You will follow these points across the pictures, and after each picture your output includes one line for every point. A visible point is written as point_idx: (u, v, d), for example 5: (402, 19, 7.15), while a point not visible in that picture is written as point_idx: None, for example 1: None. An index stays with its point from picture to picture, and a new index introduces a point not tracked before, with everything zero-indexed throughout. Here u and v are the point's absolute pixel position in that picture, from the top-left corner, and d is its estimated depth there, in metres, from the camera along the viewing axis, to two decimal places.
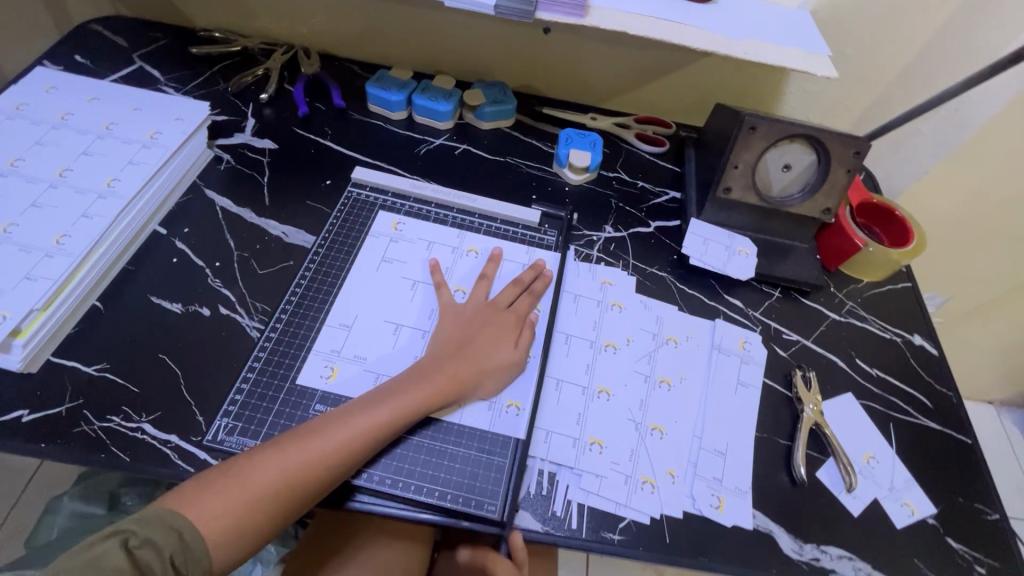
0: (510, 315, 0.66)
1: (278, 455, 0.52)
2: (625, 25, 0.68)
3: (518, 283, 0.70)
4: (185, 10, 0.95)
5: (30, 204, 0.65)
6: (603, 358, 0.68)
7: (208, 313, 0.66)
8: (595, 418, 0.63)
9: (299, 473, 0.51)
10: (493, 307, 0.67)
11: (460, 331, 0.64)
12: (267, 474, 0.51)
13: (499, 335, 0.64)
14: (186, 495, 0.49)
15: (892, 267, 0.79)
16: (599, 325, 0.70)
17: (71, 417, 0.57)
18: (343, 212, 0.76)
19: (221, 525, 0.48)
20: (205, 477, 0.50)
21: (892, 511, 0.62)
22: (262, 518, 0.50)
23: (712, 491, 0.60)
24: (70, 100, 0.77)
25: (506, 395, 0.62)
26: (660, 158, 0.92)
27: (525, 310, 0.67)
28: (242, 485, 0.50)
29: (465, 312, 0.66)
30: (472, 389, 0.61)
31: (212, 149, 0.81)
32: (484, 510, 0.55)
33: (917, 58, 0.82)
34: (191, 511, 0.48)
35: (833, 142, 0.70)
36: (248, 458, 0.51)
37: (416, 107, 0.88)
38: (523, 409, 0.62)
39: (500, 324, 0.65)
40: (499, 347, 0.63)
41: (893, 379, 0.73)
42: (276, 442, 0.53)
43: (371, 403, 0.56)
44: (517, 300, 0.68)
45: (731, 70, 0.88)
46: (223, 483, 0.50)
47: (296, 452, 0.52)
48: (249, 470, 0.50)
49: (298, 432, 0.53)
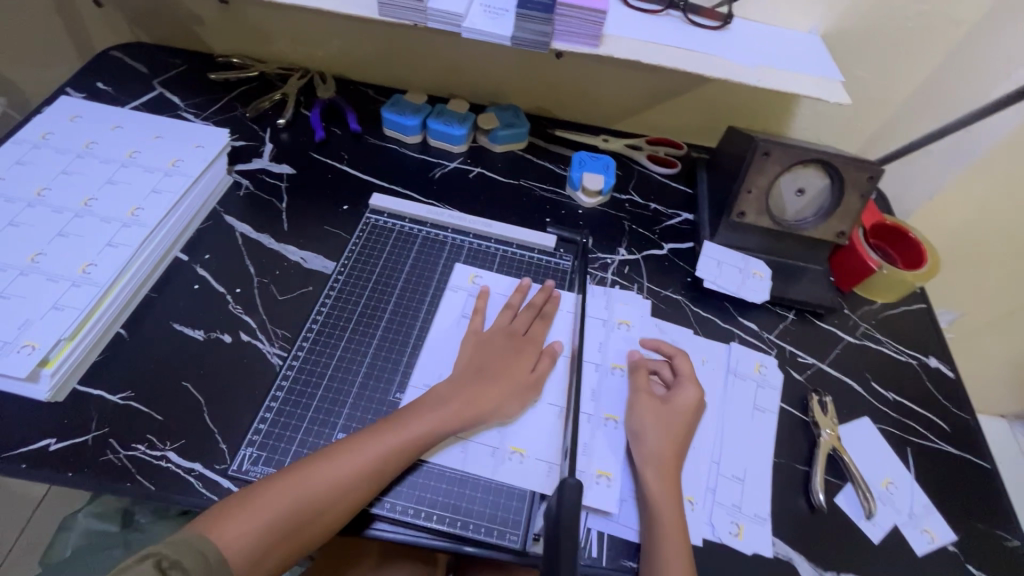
0: (528, 342, 0.67)
1: (298, 477, 0.52)
2: (639, 54, 0.69)
3: (531, 307, 0.70)
4: (204, 37, 0.97)
5: (56, 234, 0.66)
6: (615, 382, 0.68)
7: (230, 340, 0.67)
8: (605, 446, 0.63)
9: (318, 495, 0.52)
10: (510, 333, 0.67)
11: (478, 363, 0.64)
12: (288, 496, 0.51)
13: (517, 363, 0.65)
14: (210, 518, 0.49)
15: (906, 289, 0.79)
16: (607, 348, 0.71)
17: (97, 445, 0.57)
18: (363, 237, 0.77)
19: (242, 548, 0.48)
20: (228, 501, 0.51)
21: (911, 538, 0.62)
22: (282, 542, 0.50)
23: (732, 518, 0.60)
24: (94, 128, 0.78)
25: (508, 442, 0.61)
26: (672, 179, 0.93)
27: (541, 336, 0.68)
28: (264, 508, 0.50)
29: (484, 337, 0.67)
30: (491, 414, 0.61)
31: (231, 175, 0.83)
32: (506, 540, 0.56)
33: (928, 81, 0.83)
34: (213, 534, 0.48)
35: (845, 167, 0.71)
36: (270, 482, 0.52)
37: (431, 131, 0.89)
38: (527, 456, 0.61)
39: (522, 353, 0.66)
40: (518, 372, 0.64)
41: (909, 402, 0.73)
42: (295, 467, 0.54)
43: (387, 426, 0.57)
44: (532, 325, 0.69)
45: (742, 93, 0.89)
46: (245, 505, 0.50)
47: (315, 474, 0.53)
48: (270, 492, 0.51)
49: (317, 456, 0.54)
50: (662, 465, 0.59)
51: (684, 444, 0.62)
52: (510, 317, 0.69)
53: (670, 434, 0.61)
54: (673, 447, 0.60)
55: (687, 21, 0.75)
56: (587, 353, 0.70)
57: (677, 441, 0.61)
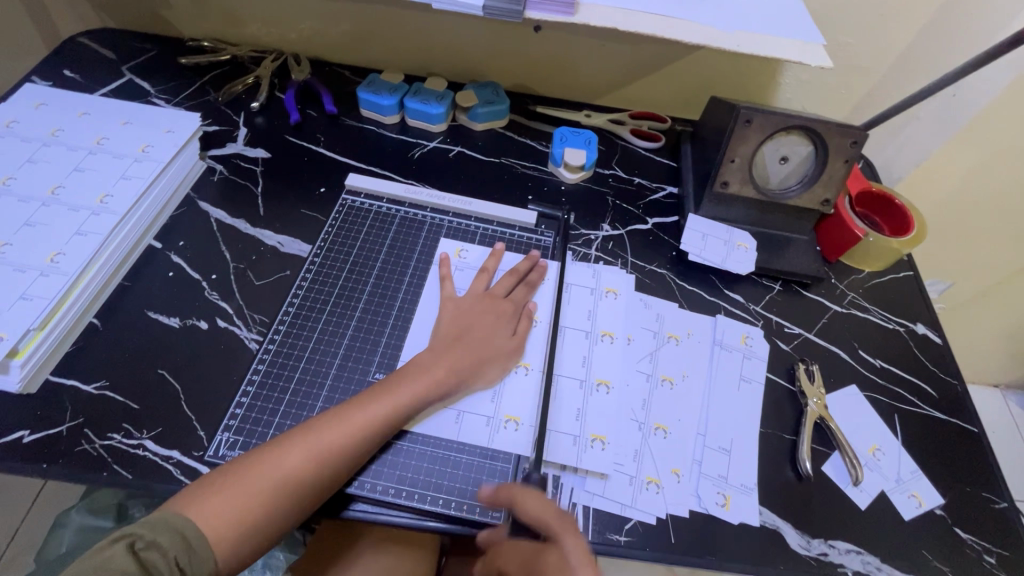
0: (508, 304, 0.66)
1: (280, 452, 0.51)
2: (616, 22, 0.67)
3: (514, 272, 0.70)
4: (172, 20, 0.94)
5: (23, 223, 0.65)
6: (601, 351, 0.67)
7: (206, 326, 0.65)
8: (595, 415, 0.63)
9: (302, 470, 0.51)
10: (489, 296, 0.66)
11: (458, 325, 0.63)
12: (270, 472, 0.50)
13: (497, 326, 0.64)
14: (190, 497, 0.48)
15: (893, 257, 0.78)
16: (596, 316, 0.70)
17: (72, 436, 0.56)
18: (339, 219, 0.75)
19: (225, 524, 0.47)
20: (206, 480, 0.50)
21: (900, 503, 0.62)
22: (266, 517, 0.49)
23: (718, 489, 0.60)
24: (60, 116, 0.76)
25: (504, 410, 0.61)
26: (656, 153, 0.91)
27: (521, 299, 0.68)
28: (247, 483, 0.49)
29: (463, 303, 0.66)
30: (472, 380, 0.61)
31: (205, 161, 0.81)
32: (488, 517, 0.55)
33: (911, 45, 0.81)
34: (195, 512, 0.47)
35: (829, 133, 0.70)
36: (251, 458, 0.51)
37: (409, 110, 0.87)
38: (522, 424, 0.60)
39: (499, 313, 0.65)
40: (500, 337, 0.64)
41: (897, 369, 0.72)
42: (276, 442, 0.53)
43: (369, 396, 0.56)
44: (513, 290, 0.68)
45: (724, 62, 0.87)
46: (225, 483, 0.49)
47: (298, 447, 0.52)
48: (253, 469, 0.50)
49: (298, 432, 0.53)
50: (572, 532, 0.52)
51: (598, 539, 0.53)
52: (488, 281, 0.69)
53: None
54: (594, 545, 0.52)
55: None
56: (570, 320, 0.70)
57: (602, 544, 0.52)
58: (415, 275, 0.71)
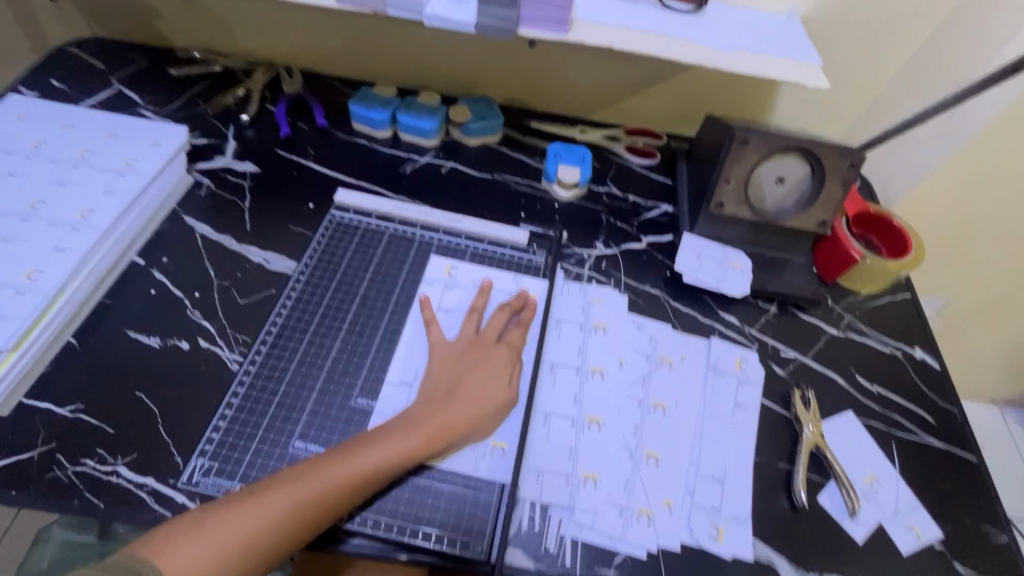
0: (502, 348, 0.63)
1: (257, 500, 0.49)
2: (610, 41, 0.66)
3: (507, 309, 0.67)
4: (163, 30, 0.93)
5: (1, 239, 0.63)
6: (592, 385, 0.65)
7: (187, 347, 0.64)
8: (587, 451, 0.61)
9: (278, 524, 0.49)
10: (479, 342, 0.63)
11: (451, 381, 0.60)
12: (245, 523, 0.48)
13: (492, 376, 0.61)
14: (160, 542, 0.46)
15: (890, 279, 0.77)
16: (586, 351, 0.68)
17: (43, 461, 0.55)
18: (326, 236, 0.74)
19: (194, 574, 0.45)
20: (178, 524, 0.47)
21: (897, 536, 0.60)
22: (238, 568, 0.47)
23: (710, 521, 0.58)
24: (44, 128, 0.75)
25: (492, 437, 0.60)
26: (651, 170, 0.90)
27: (517, 342, 0.64)
28: (223, 530, 0.47)
29: (454, 351, 0.63)
30: (461, 437, 0.57)
31: (192, 174, 0.79)
32: (471, 550, 0.53)
33: (909, 65, 0.80)
34: (162, 560, 0.45)
35: (826, 154, 0.69)
36: (227, 502, 0.49)
37: (401, 124, 0.86)
38: (507, 450, 0.59)
39: (494, 360, 0.62)
40: (492, 388, 0.60)
41: (894, 395, 0.71)
42: (257, 488, 0.50)
43: (360, 448, 0.54)
44: (507, 331, 0.65)
45: (720, 79, 0.86)
46: (198, 531, 0.47)
47: (276, 495, 0.49)
48: (229, 518, 0.48)
49: (280, 479, 0.51)
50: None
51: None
52: (478, 321, 0.66)
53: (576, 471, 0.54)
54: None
55: (660, 5, 0.72)
56: (557, 356, 0.67)
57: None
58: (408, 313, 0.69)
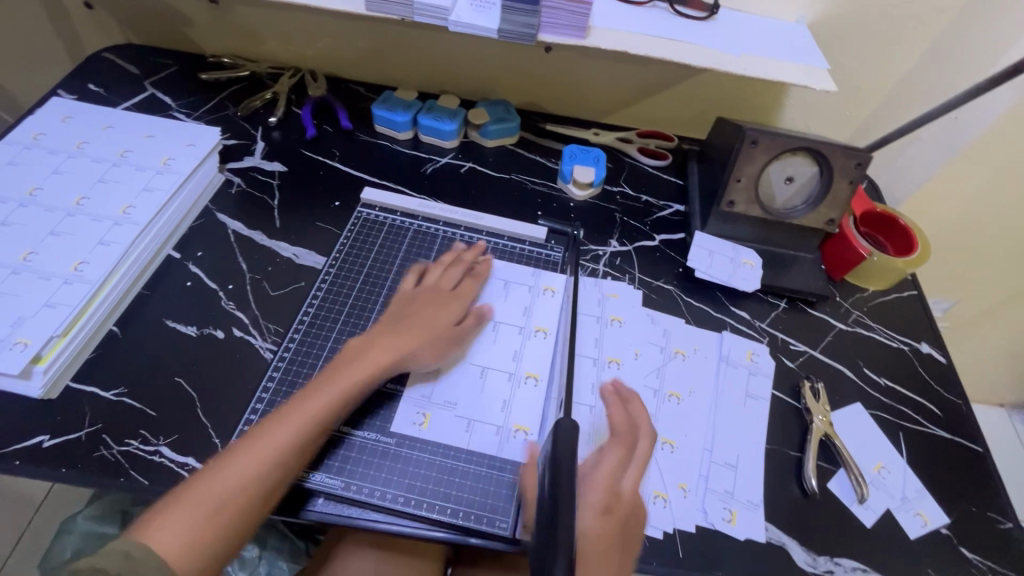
0: (450, 296, 0.68)
1: (226, 462, 0.51)
2: (626, 46, 0.69)
3: (450, 267, 0.71)
4: (194, 36, 0.97)
5: (48, 233, 0.67)
6: (610, 375, 0.68)
7: (223, 336, 0.67)
8: (607, 438, 0.63)
9: (256, 475, 0.51)
10: (436, 291, 0.68)
11: (402, 316, 0.65)
12: (223, 481, 0.50)
13: (442, 313, 0.66)
14: (146, 521, 0.47)
15: (897, 276, 0.79)
16: (602, 343, 0.71)
17: (90, 441, 0.58)
18: (353, 231, 0.77)
19: (184, 542, 0.46)
20: (160, 504, 0.48)
21: (905, 522, 0.62)
22: (231, 522, 0.49)
23: (724, 504, 0.60)
24: (85, 129, 0.79)
25: (514, 420, 0.62)
26: (663, 171, 0.93)
27: (468, 293, 0.69)
28: (204, 495, 0.49)
29: (410, 296, 0.68)
30: (410, 362, 0.62)
31: (223, 173, 0.83)
32: (496, 527, 0.56)
33: (914, 70, 0.83)
34: (150, 535, 0.46)
35: (834, 155, 0.72)
36: (198, 473, 0.50)
37: (422, 126, 0.89)
38: (531, 433, 0.62)
39: (438, 304, 0.67)
40: (441, 325, 0.65)
41: (901, 388, 0.73)
42: (225, 453, 0.52)
43: (299, 397, 0.57)
44: (460, 282, 0.70)
45: (731, 83, 0.89)
46: (178, 502, 0.48)
47: (246, 452, 0.51)
48: (203, 482, 0.49)
49: (246, 438, 0.53)
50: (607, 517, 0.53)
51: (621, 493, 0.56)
52: (438, 274, 0.71)
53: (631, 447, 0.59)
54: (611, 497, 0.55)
55: (674, 12, 0.75)
56: (581, 348, 0.70)
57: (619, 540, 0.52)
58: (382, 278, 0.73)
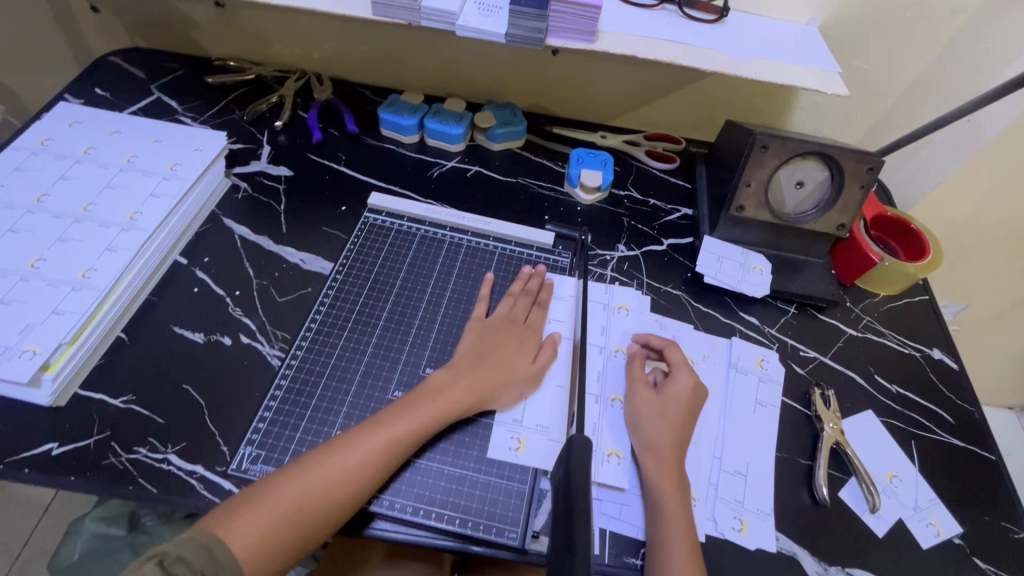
0: (529, 329, 0.68)
1: (301, 474, 0.52)
2: (635, 49, 0.68)
3: (528, 294, 0.71)
4: (200, 40, 0.97)
5: (56, 239, 0.67)
6: (615, 364, 0.69)
7: (230, 342, 0.67)
8: (610, 430, 0.64)
9: (330, 489, 0.51)
10: (513, 319, 0.68)
11: (481, 346, 0.64)
12: (297, 491, 0.51)
13: (519, 348, 0.65)
14: (219, 516, 0.49)
15: (908, 281, 0.79)
16: (609, 330, 0.72)
17: (98, 449, 0.58)
18: (361, 237, 0.77)
19: (255, 544, 0.48)
20: (234, 501, 0.50)
21: (917, 531, 0.61)
22: (296, 532, 0.50)
23: (735, 513, 0.60)
24: (92, 134, 0.79)
25: (605, 443, 0.63)
26: (670, 174, 0.92)
27: (539, 324, 0.69)
28: (275, 500, 0.50)
29: (488, 323, 0.67)
30: (490, 397, 0.61)
31: (229, 178, 0.83)
32: (505, 536, 0.55)
33: (926, 72, 0.82)
34: (223, 531, 0.48)
35: (844, 159, 0.71)
36: (275, 477, 0.52)
37: (428, 130, 0.89)
38: (623, 457, 0.62)
39: (519, 336, 0.66)
40: (519, 362, 0.64)
41: (913, 394, 0.72)
42: (301, 462, 0.53)
43: (385, 417, 0.56)
44: (531, 312, 0.70)
45: (740, 85, 0.88)
46: (251, 504, 0.50)
47: (322, 465, 0.52)
48: (279, 490, 0.51)
49: (324, 450, 0.54)
50: (660, 454, 0.59)
51: (684, 435, 0.61)
52: (511, 304, 0.70)
53: (674, 417, 0.61)
54: (673, 435, 0.60)
55: (683, 15, 0.74)
56: (590, 336, 0.71)
57: (678, 479, 0.58)
58: (450, 304, 0.71)
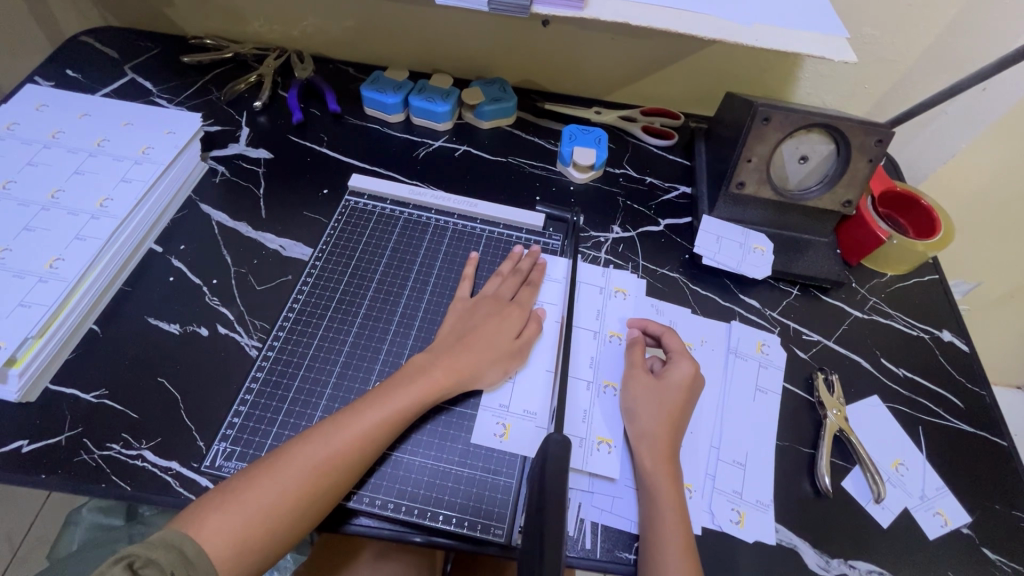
0: (515, 307, 0.64)
1: (278, 467, 0.49)
2: (628, 16, 0.64)
3: (518, 273, 0.68)
4: (175, 17, 0.93)
5: (22, 228, 0.64)
6: (609, 349, 0.66)
7: (207, 333, 0.64)
8: (602, 417, 0.61)
9: (306, 482, 0.49)
10: (498, 299, 0.65)
11: (463, 329, 0.61)
12: (273, 485, 0.48)
13: (504, 328, 0.62)
14: (191, 515, 0.47)
15: (917, 260, 0.75)
16: (604, 314, 0.69)
17: (70, 446, 0.56)
18: (341, 221, 0.74)
19: (228, 541, 0.46)
20: (208, 498, 0.48)
21: (924, 521, 0.59)
22: (274, 528, 0.48)
23: (732, 505, 0.57)
24: (61, 118, 0.75)
25: (596, 431, 0.60)
26: (668, 151, 0.88)
27: (528, 301, 0.66)
28: (250, 496, 0.48)
29: (472, 305, 0.64)
30: (473, 382, 0.59)
31: (206, 162, 0.79)
32: (491, 533, 0.53)
33: (940, 37, 0.77)
34: (196, 530, 0.46)
35: (852, 131, 0.66)
36: (250, 472, 0.50)
37: (413, 108, 0.85)
38: (614, 446, 0.59)
39: (504, 315, 0.63)
40: (503, 341, 0.61)
41: (921, 378, 0.69)
42: (276, 455, 0.51)
43: (362, 405, 0.54)
44: (519, 291, 0.67)
45: (741, 56, 0.83)
46: (225, 500, 0.47)
47: (298, 457, 0.50)
48: (254, 485, 0.48)
49: (299, 442, 0.51)
50: (655, 442, 0.56)
51: (681, 421, 0.58)
52: (498, 283, 0.67)
53: (669, 404, 0.58)
54: (670, 422, 0.57)
55: None
56: (581, 320, 0.68)
57: (672, 468, 0.56)
58: (433, 287, 0.69)
